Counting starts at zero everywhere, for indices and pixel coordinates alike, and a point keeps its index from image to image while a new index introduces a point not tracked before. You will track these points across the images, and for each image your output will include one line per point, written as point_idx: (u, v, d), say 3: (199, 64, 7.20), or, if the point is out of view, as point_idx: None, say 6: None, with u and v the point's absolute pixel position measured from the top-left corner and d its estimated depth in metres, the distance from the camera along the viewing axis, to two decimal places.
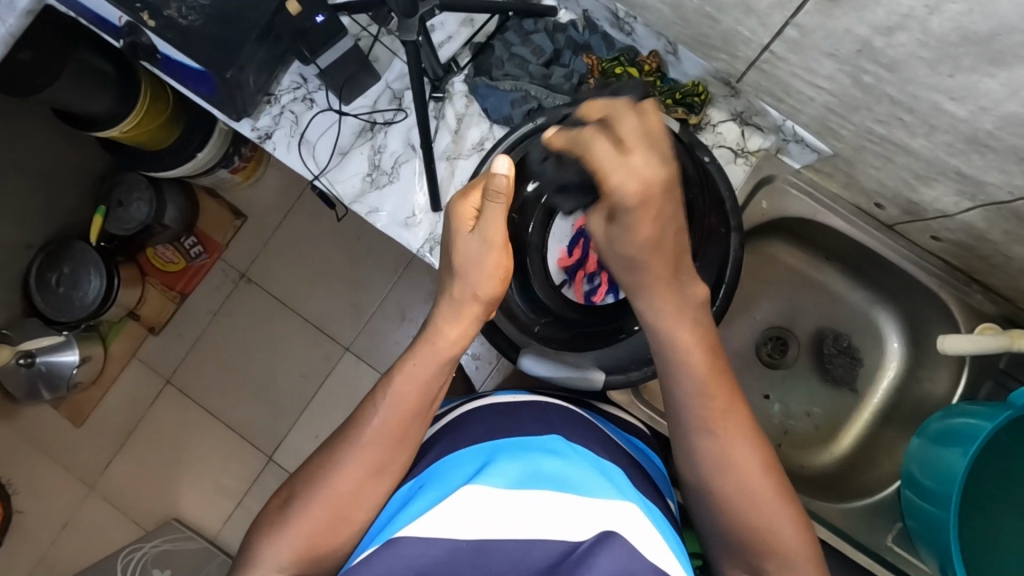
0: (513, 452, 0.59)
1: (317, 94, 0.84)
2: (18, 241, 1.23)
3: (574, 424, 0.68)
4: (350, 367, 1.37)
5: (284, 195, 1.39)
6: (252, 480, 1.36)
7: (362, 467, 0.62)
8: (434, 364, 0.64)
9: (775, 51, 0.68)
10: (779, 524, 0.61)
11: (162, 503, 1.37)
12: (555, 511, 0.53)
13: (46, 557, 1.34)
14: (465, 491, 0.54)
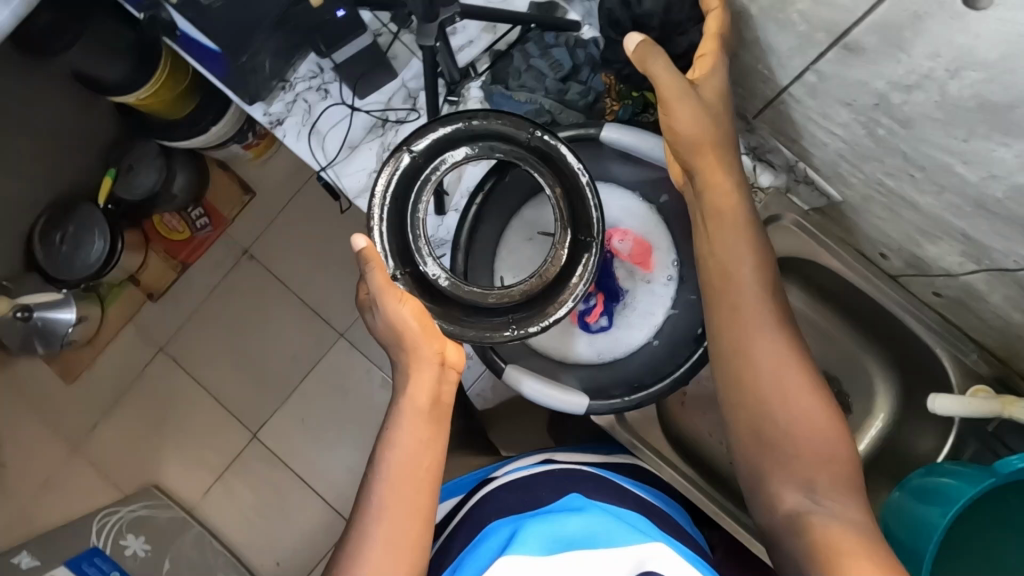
0: (543, 515, 0.62)
1: (331, 86, 0.84)
2: (27, 196, 1.24)
3: (587, 484, 0.72)
4: (343, 354, 1.37)
5: (295, 176, 1.39)
6: (233, 457, 1.37)
7: (387, 548, 0.63)
8: (411, 422, 0.69)
9: (793, 93, 0.68)
10: (811, 422, 0.62)
11: (145, 469, 1.38)
12: (583, 564, 0.56)
13: (25, 509, 1.35)
14: (501, 565, 0.56)
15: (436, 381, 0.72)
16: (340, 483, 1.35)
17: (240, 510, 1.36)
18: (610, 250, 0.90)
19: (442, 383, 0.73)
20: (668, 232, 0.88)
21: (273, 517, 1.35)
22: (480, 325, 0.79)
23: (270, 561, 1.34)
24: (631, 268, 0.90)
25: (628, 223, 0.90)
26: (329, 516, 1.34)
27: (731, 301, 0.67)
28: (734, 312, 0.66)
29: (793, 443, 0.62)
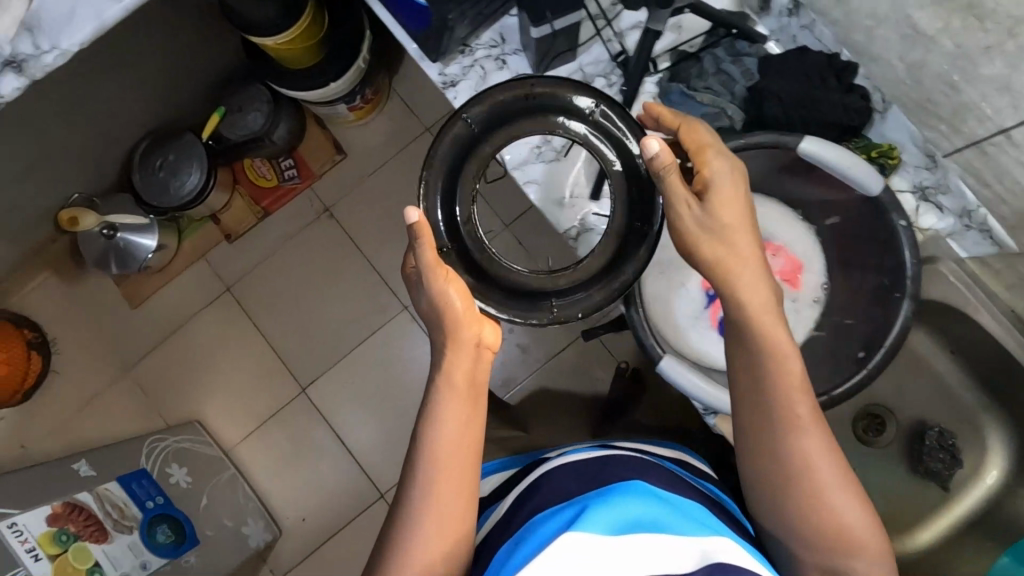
0: (607, 496, 0.60)
1: (510, 57, 0.87)
2: (137, 118, 1.26)
3: (648, 470, 0.68)
4: (404, 325, 1.38)
5: (389, 144, 1.41)
6: (277, 408, 1.38)
7: (438, 535, 0.63)
8: (452, 399, 0.68)
9: (1013, 136, 0.69)
10: (852, 513, 0.61)
11: (189, 403, 1.39)
12: (652, 547, 0.54)
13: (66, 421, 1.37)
14: (565, 537, 0.54)
15: (473, 362, 0.70)
16: (378, 452, 1.35)
17: (274, 462, 1.36)
18: (765, 263, 0.93)
19: (479, 363, 0.71)
20: (824, 257, 0.93)
21: (306, 474, 1.35)
22: (528, 304, 0.79)
23: (295, 518, 1.34)
24: (781, 283, 0.93)
25: (784, 241, 0.94)
26: (360, 484, 1.35)
27: (755, 387, 0.66)
28: (761, 403, 0.65)
29: (811, 540, 0.62)
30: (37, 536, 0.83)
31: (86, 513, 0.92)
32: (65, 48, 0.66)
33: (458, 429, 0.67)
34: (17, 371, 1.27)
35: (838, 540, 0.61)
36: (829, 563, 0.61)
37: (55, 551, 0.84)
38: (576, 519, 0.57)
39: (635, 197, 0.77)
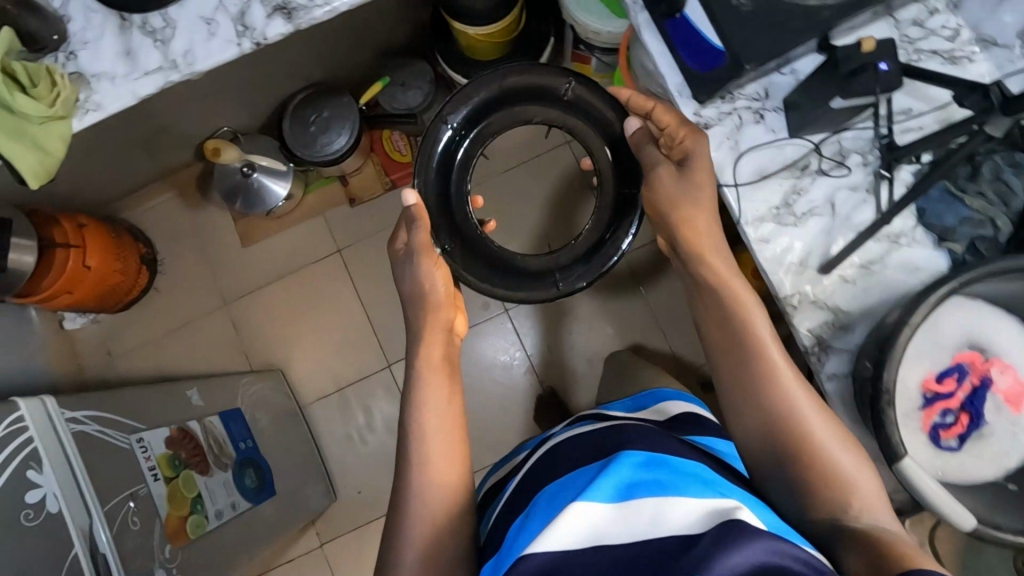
0: (611, 461, 0.56)
1: (771, 113, 0.72)
2: (303, 71, 1.28)
3: (659, 436, 0.64)
4: (501, 329, 1.36)
5: (530, 146, 1.38)
6: (358, 377, 1.39)
7: (418, 523, 0.63)
8: (431, 369, 0.73)
9: None
10: (849, 462, 0.57)
11: (275, 351, 1.40)
12: (661, 511, 0.50)
13: (156, 339, 1.40)
14: (574, 507, 0.51)
15: (445, 344, 0.77)
16: None
17: (344, 429, 1.37)
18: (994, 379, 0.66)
19: (449, 344, 0.78)
20: None
21: (372, 450, 1.36)
22: (529, 284, 0.87)
23: (351, 488, 1.34)
24: (997, 402, 0.66)
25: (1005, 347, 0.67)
26: None
27: (727, 346, 0.64)
28: (744, 358, 0.62)
29: (794, 466, 0.58)
30: (157, 455, 0.84)
31: (193, 441, 0.93)
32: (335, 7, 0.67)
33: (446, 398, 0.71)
34: (124, 278, 1.32)
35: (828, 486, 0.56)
36: (830, 513, 0.55)
37: (171, 475, 0.85)
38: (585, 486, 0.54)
39: (620, 168, 0.85)
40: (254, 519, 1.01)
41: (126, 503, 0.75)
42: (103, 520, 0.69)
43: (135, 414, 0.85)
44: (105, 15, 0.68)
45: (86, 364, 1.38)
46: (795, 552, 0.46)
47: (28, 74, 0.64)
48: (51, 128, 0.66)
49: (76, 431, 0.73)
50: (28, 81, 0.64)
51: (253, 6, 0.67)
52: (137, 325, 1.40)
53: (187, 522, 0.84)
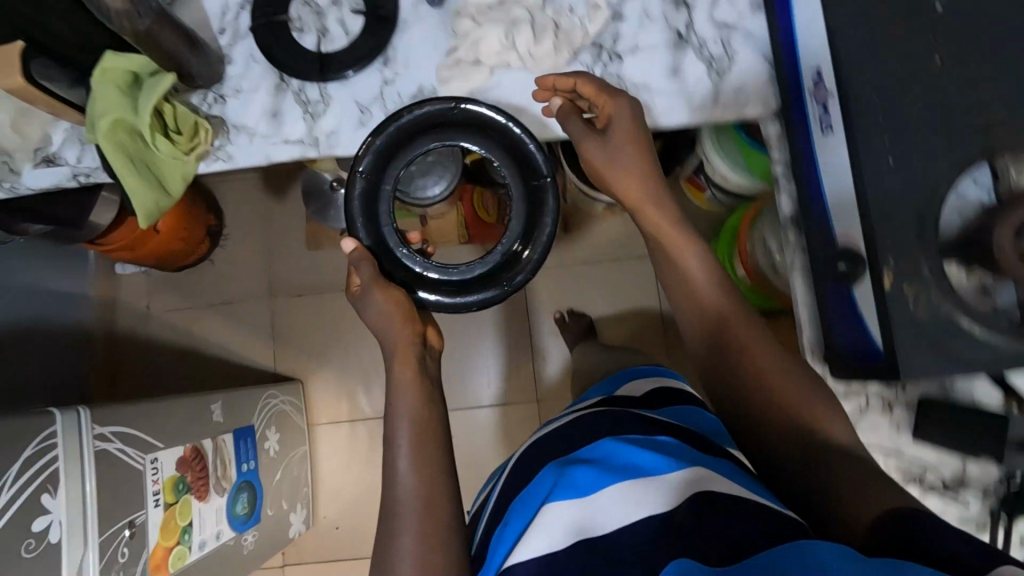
0: (568, 467, 0.53)
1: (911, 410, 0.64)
2: None
3: (614, 412, 0.63)
4: (528, 423, 1.29)
5: (623, 248, 1.29)
6: (373, 415, 1.34)
7: (412, 537, 0.53)
8: (409, 355, 0.64)
9: None
10: (838, 431, 0.54)
11: (301, 360, 1.36)
12: (640, 491, 0.50)
13: (194, 307, 1.37)
14: (549, 509, 0.50)
15: (419, 360, 0.65)
16: None
17: (342, 461, 1.33)
18: None
19: (425, 363, 0.66)
20: None
21: (363, 492, 1.32)
22: (485, 281, 0.67)
23: (330, 522, 1.31)
24: None
25: None
26: None
27: (743, 346, 0.59)
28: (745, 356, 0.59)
29: (807, 452, 0.53)
30: (166, 476, 0.83)
31: (201, 459, 0.92)
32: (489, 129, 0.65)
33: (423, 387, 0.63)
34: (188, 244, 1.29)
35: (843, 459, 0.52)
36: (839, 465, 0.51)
37: (171, 499, 0.83)
38: (573, 489, 0.51)
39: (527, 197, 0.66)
40: (233, 549, 0.98)
41: (122, 531, 0.73)
42: (95, 558, 0.68)
43: (157, 430, 0.83)
44: (266, 70, 0.66)
45: (121, 312, 1.37)
46: (748, 510, 0.47)
47: (174, 118, 0.62)
48: (176, 170, 0.64)
49: (101, 449, 0.71)
50: (172, 125, 0.62)
51: (413, 111, 0.66)
52: (180, 287, 1.37)
53: (172, 553, 0.82)
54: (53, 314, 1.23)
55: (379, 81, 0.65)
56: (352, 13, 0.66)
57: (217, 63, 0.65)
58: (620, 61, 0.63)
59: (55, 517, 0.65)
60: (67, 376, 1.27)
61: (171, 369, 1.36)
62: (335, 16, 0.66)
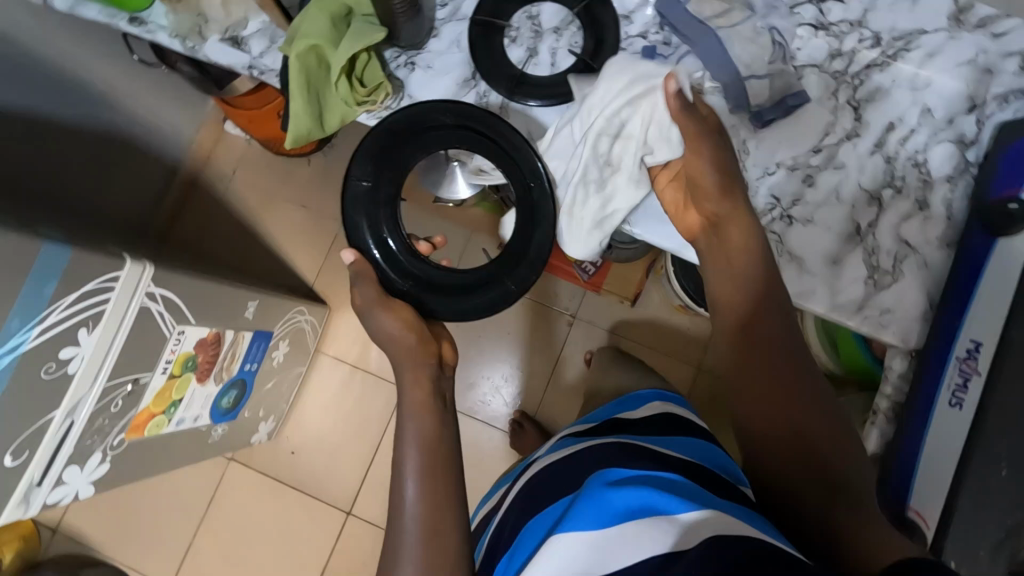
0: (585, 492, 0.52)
1: None
2: None
3: (613, 458, 0.59)
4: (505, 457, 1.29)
5: (673, 348, 1.28)
6: (376, 373, 1.35)
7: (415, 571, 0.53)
8: (419, 367, 0.66)
9: None
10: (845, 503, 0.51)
11: (338, 291, 1.37)
12: (643, 524, 0.46)
13: (272, 193, 1.40)
14: (554, 540, 0.47)
15: (433, 378, 0.66)
16: (378, 494, 1.32)
17: (328, 398, 1.35)
18: None
19: (440, 381, 0.67)
20: None
21: (330, 435, 1.34)
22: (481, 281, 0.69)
23: (289, 444, 1.34)
24: None
25: None
26: (343, 495, 1.32)
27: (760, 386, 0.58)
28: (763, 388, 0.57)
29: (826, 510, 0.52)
30: (182, 351, 0.84)
31: (216, 347, 0.93)
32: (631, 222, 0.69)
33: (428, 390, 0.65)
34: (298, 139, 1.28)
35: (831, 497, 0.52)
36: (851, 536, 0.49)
37: (176, 372, 0.85)
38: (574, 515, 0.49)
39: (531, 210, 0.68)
40: (201, 434, 1.01)
41: (125, 385, 0.74)
42: (93, 399, 0.70)
43: (196, 306, 0.85)
44: (462, 61, 0.69)
45: (211, 164, 1.40)
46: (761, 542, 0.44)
47: (364, 68, 0.65)
48: (338, 112, 0.65)
49: (143, 307, 0.72)
50: (359, 73, 0.65)
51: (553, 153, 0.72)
52: (270, 170, 1.40)
53: (150, 421, 0.84)
54: (157, 138, 1.27)
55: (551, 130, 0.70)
56: (566, 51, 0.70)
57: (425, 34, 0.68)
58: (791, 223, 0.65)
59: (79, 353, 0.66)
60: None
61: (227, 237, 1.39)
62: (550, 45, 0.70)
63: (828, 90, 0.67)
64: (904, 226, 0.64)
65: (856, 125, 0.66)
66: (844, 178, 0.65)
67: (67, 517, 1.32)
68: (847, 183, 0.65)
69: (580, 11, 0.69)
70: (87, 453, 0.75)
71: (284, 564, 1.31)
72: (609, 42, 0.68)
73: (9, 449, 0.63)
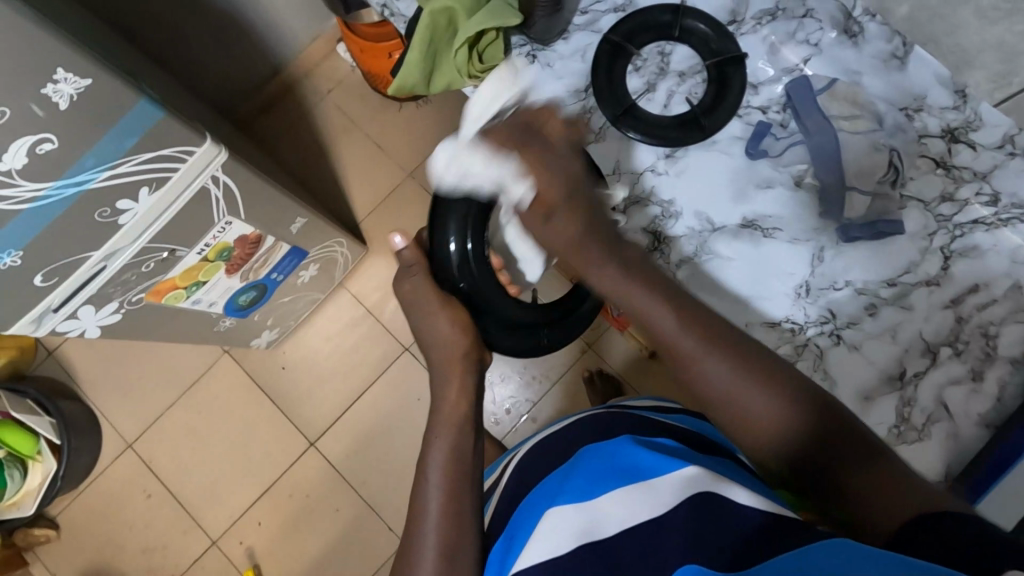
0: (578, 465, 0.59)
1: None
2: None
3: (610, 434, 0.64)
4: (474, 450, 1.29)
5: None
6: (385, 326, 1.37)
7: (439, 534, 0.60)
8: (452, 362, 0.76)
9: None
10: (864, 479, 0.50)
11: (381, 235, 1.40)
12: (628, 495, 0.53)
13: (356, 122, 1.43)
14: (552, 513, 0.54)
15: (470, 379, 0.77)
16: (346, 436, 1.34)
17: (333, 330, 1.38)
18: None
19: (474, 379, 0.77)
20: None
21: (323, 364, 1.37)
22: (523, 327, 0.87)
23: (283, 359, 1.37)
24: None
25: None
26: (313, 425, 1.35)
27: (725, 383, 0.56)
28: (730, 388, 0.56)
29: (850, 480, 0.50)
30: (222, 240, 0.86)
31: (253, 248, 0.95)
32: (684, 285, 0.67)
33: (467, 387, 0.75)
34: None
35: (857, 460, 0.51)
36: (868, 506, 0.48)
37: (210, 258, 0.87)
38: (570, 493, 0.55)
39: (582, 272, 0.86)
40: (211, 319, 1.04)
41: (160, 252, 0.77)
42: (129, 251, 0.73)
43: (252, 204, 0.87)
44: (580, 72, 0.71)
45: (312, 76, 1.44)
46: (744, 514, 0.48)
47: (488, 45, 0.67)
48: (448, 76, 0.67)
49: (204, 188, 0.74)
50: (482, 47, 0.67)
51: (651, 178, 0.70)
52: (362, 100, 1.43)
53: (171, 292, 0.87)
54: (273, 35, 1.30)
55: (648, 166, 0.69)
56: (683, 98, 0.71)
57: (556, 35, 0.69)
58: (838, 344, 0.65)
59: (134, 208, 0.69)
60: (234, 81, 1.34)
61: (299, 147, 1.43)
62: (669, 86, 0.72)
63: (925, 230, 0.66)
64: (949, 389, 0.61)
65: (938, 274, 0.64)
66: (907, 321, 0.64)
67: (65, 346, 1.38)
68: (908, 326, 0.64)
69: (710, 66, 0.69)
70: (106, 299, 0.78)
71: (236, 467, 1.34)
72: (727, 105, 0.68)
73: (41, 271, 0.67)
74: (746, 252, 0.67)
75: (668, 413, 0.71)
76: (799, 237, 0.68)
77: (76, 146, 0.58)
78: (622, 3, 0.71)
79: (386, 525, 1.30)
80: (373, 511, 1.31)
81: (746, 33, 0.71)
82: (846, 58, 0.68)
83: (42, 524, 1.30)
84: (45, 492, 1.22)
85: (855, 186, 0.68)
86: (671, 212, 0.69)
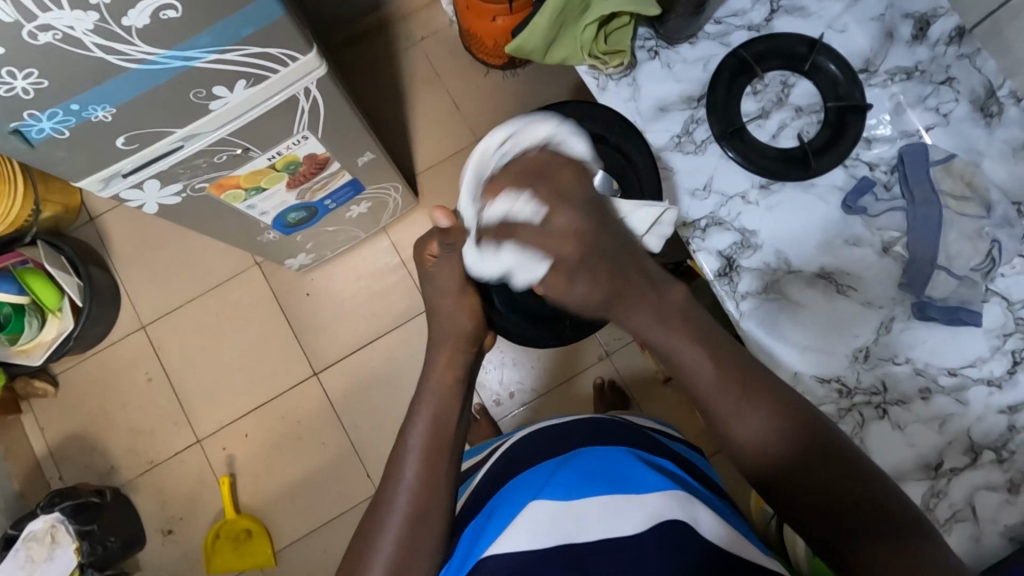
0: (568, 461, 0.57)
1: None
2: None
3: (602, 439, 0.62)
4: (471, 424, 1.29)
5: None
6: (415, 281, 1.37)
7: (417, 492, 0.58)
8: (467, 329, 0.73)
9: None
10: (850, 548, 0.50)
11: (434, 192, 1.39)
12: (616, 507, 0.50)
13: (441, 74, 1.42)
14: (533, 503, 0.51)
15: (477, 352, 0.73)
16: (350, 375, 1.35)
17: (364, 271, 1.38)
18: None
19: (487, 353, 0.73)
20: None
21: (345, 300, 1.38)
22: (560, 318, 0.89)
23: (309, 285, 1.38)
24: None
25: None
26: (323, 355, 1.36)
27: (726, 409, 0.56)
28: (727, 414, 0.56)
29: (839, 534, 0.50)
30: (292, 152, 0.85)
31: (318, 169, 0.94)
32: (744, 315, 0.76)
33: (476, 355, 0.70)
34: (495, 49, 1.29)
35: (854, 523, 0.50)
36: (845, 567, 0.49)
37: (277, 167, 0.87)
38: (553, 489, 0.53)
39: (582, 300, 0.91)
40: (259, 228, 1.05)
41: (234, 148, 0.77)
42: (208, 138, 0.73)
43: (332, 128, 0.86)
44: (697, 80, 0.82)
45: (409, 20, 1.43)
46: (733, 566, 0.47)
47: (615, 29, 0.78)
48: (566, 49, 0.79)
49: (295, 97, 0.74)
50: (609, 30, 0.78)
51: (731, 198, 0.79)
52: (451, 55, 1.42)
53: (232, 189, 0.87)
54: None
55: (739, 192, 0.79)
56: (794, 132, 0.81)
57: (682, 38, 0.80)
58: (882, 417, 0.72)
59: (226, 97, 0.69)
60: (334, 7, 1.35)
61: (378, 85, 1.42)
62: (783, 118, 0.81)
63: (1001, 329, 0.72)
64: (981, 492, 0.68)
65: (1002, 376, 0.71)
66: (959, 414, 0.71)
67: (108, 216, 1.40)
68: (957, 420, 0.71)
69: (832, 109, 0.79)
70: (173, 179, 0.78)
71: (240, 376, 1.36)
72: (837, 152, 0.78)
73: (126, 133, 0.67)
74: (817, 302, 0.76)
75: (667, 439, 0.69)
76: (873, 301, 0.76)
77: (196, 20, 0.59)
78: (757, 24, 0.81)
79: (365, 471, 1.31)
80: (356, 455, 1.32)
81: (875, 85, 0.80)
82: (974, 134, 0.76)
83: (43, 378, 1.33)
84: (56, 348, 1.25)
85: (944, 267, 0.74)
86: (750, 243, 0.78)
